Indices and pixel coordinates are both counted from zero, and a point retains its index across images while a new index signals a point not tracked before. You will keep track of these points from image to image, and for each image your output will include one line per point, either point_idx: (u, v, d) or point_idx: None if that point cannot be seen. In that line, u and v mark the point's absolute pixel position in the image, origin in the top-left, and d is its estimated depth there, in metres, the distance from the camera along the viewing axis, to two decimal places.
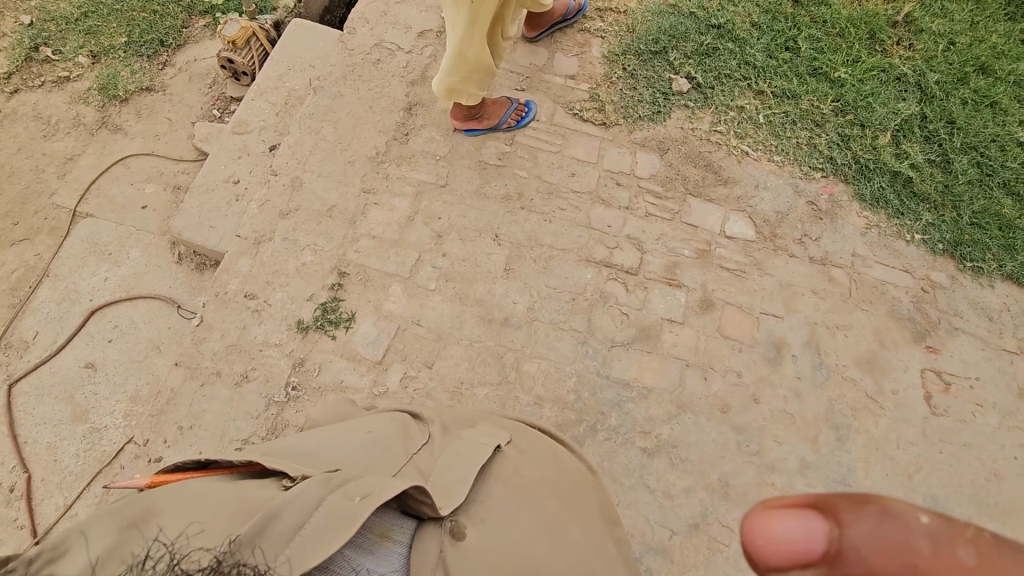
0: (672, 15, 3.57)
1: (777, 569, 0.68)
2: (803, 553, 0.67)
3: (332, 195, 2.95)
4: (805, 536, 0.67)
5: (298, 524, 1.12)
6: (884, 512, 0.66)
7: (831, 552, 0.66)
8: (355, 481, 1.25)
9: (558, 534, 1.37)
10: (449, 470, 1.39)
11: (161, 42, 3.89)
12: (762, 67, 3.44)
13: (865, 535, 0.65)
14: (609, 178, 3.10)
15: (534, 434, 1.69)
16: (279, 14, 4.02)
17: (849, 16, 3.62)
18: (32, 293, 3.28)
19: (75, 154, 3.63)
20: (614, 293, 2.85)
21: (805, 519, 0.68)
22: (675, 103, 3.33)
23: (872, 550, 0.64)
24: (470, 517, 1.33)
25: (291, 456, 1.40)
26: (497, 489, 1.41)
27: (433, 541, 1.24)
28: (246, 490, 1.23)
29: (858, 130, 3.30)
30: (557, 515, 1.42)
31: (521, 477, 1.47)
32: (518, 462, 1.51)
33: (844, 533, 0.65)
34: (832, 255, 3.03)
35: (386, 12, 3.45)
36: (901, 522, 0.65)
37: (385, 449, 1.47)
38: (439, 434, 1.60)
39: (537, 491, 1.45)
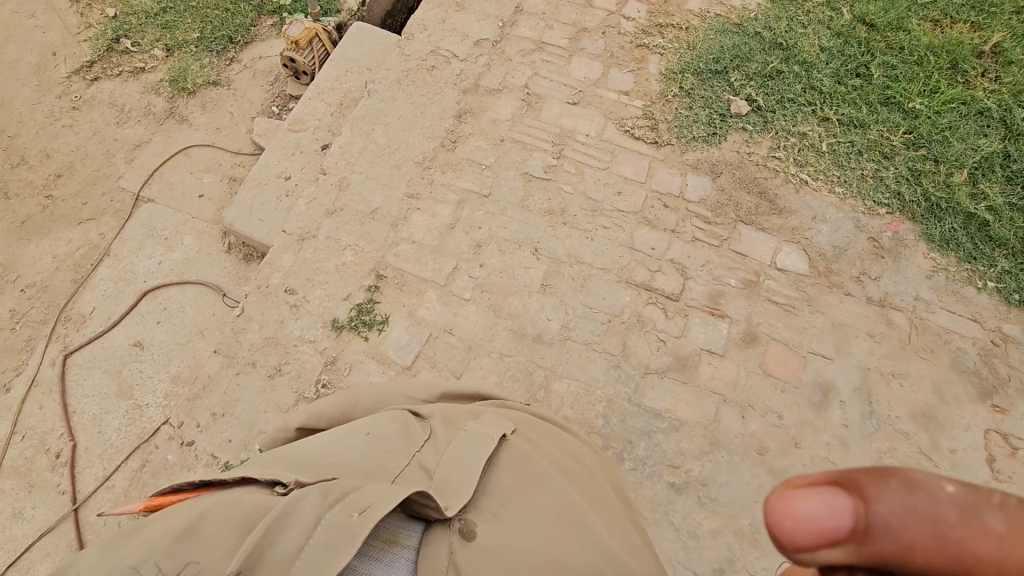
0: (738, 34, 3.41)
1: (802, 550, 0.65)
2: (826, 532, 0.63)
3: (377, 198, 2.97)
4: (826, 514, 0.63)
5: (301, 547, 1.14)
6: (908, 482, 0.61)
7: (857, 529, 0.62)
8: (354, 493, 1.25)
9: (580, 519, 1.40)
10: (455, 466, 1.41)
11: (230, 39, 4.07)
12: (829, 93, 3.26)
13: (893, 510, 0.60)
14: (656, 200, 3.00)
15: (537, 424, 1.75)
16: (343, 16, 4.25)
17: (929, 43, 3.41)
18: (93, 271, 3.46)
19: (142, 141, 3.79)
20: (652, 318, 2.75)
21: (825, 496, 0.64)
22: (732, 126, 3.19)
23: (899, 524, 0.60)
24: (480, 514, 1.35)
25: (291, 463, 1.40)
26: (507, 480, 1.44)
27: (444, 543, 1.26)
28: (239, 499, 1.24)
29: (930, 167, 3.11)
30: (574, 500, 1.45)
31: (533, 466, 1.49)
32: (526, 449, 1.53)
33: (867, 507, 0.61)
34: (892, 297, 2.85)
35: (444, 19, 3.39)
36: (928, 492, 0.60)
37: (390, 447, 1.49)
38: (441, 426, 1.57)
39: (549, 479, 1.47)
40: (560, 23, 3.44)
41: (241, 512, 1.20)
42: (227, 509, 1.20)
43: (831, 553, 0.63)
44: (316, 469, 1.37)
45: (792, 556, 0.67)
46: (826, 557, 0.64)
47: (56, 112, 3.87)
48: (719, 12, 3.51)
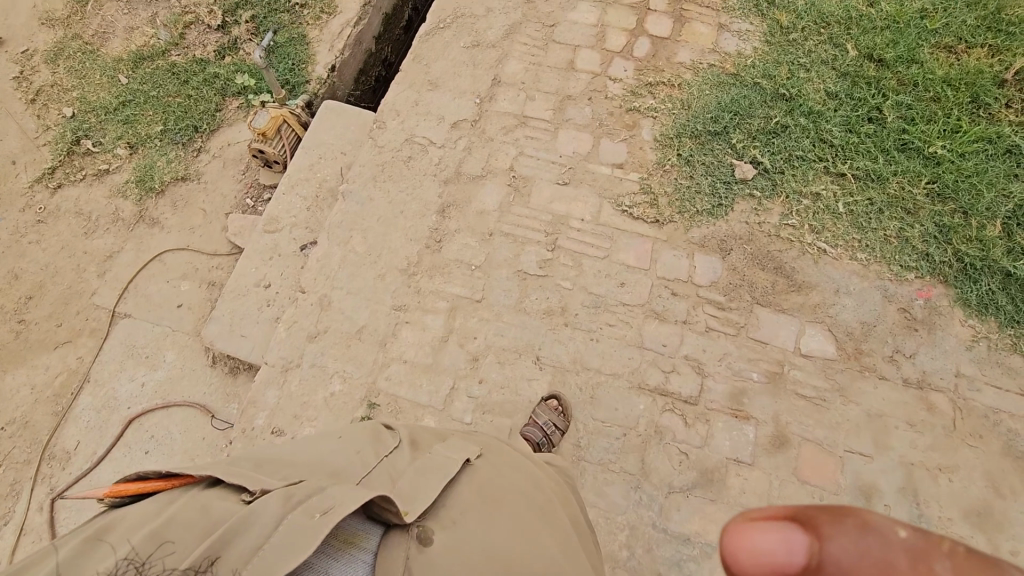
0: (735, 87, 3.14)
1: None
2: (775, 573, 0.61)
3: (362, 314, 2.75)
4: (779, 551, 0.62)
5: (263, 540, 1.33)
6: (861, 524, 0.61)
7: (806, 571, 0.61)
8: (316, 498, 1.48)
9: (524, 532, 1.75)
10: (418, 483, 1.75)
11: (195, 127, 3.84)
12: (841, 144, 3.00)
13: (844, 552, 0.60)
14: (663, 288, 2.76)
15: (499, 448, 2.10)
16: (313, 86, 4.16)
17: (944, 75, 3.13)
18: (74, 401, 3.28)
19: (113, 251, 3.59)
20: (670, 428, 2.53)
21: (762, 540, 0.63)
22: (739, 193, 2.93)
23: (850, 569, 0.60)
24: (437, 522, 1.68)
25: (256, 463, 1.67)
26: (465, 495, 1.80)
27: (402, 549, 1.58)
28: (213, 500, 1.43)
29: (959, 220, 2.84)
30: (521, 517, 1.79)
31: (487, 485, 1.86)
32: (484, 473, 1.91)
33: (819, 546, 0.61)
34: (931, 375, 2.61)
35: (418, 100, 3.15)
36: (879, 536, 0.60)
37: (354, 451, 1.85)
38: (410, 449, 1.93)
39: (502, 496, 1.85)
40: (541, 92, 3.18)
41: (203, 522, 1.34)
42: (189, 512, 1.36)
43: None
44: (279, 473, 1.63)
45: None
46: None
47: (22, 227, 3.68)
48: (713, 61, 3.23)
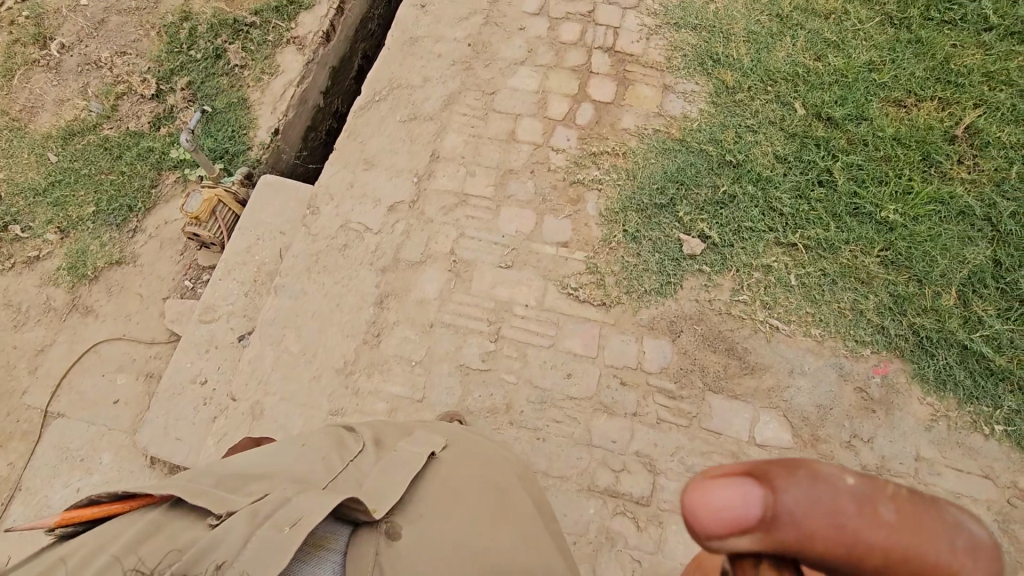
0: (681, 155, 3.04)
1: (718, 537, 0.80)
2: (743, 519, 0.78)
3: (296, 421, 2.60)
4: (745, 500, 0.79)
5: (230, 559, 1.23)
6: (813, 475, 0.81)
7: (768, 516, 0.78)
8: (283, 510, 1.35)
9: (495, 529, 1.66)
10: (384, 479, 1.64)
11: (130, 207, 3.69)
12: (791, 212, 2.90)
13: (798, 500, 0.78)
14: (611, 377, 2.65)
15: (461, 442, 2.01)
16: (256, 153, 4.03)
17: (894, 134, 3.05)
18: (4, 511, 3.09)
19: (45, 344, 3.43)
20: (622, 533, 2.41)
21: (743, 489, 0.80)
22: (688, 269, 2.82)
23: (804, 512, 0.78)
24: (405, 517, 1.57)
25: (219, 477, 1.53)
26: (430, 489, 1.70)
27: (371, 544, 1.45)
28: (173, 529, 1.32)
29: (914, 289, 2.76)
30: (490, 510, 1.71)
31: (454, 478, 1.77)
32: (451, 464, 1.82)
33: (780, 496, 0.79)
34: (890, 460, 2.52)
35: (353, 182, 3.02)
36: (828, 486, 0.80)
37: (321, 457, 1.71)
38: (372, 447, 1.82)
39: (466, 489, 1.75)
40: (482, 167, 3.06)
41: (167, 551, 1.25)
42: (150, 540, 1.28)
43: (743, 540, 0.78)
44: (244, 486, 1.51)
45: (710, 542, 0.82)
46: (738, 542, 0.79)
47: None
48: (658, 126, 3.12)
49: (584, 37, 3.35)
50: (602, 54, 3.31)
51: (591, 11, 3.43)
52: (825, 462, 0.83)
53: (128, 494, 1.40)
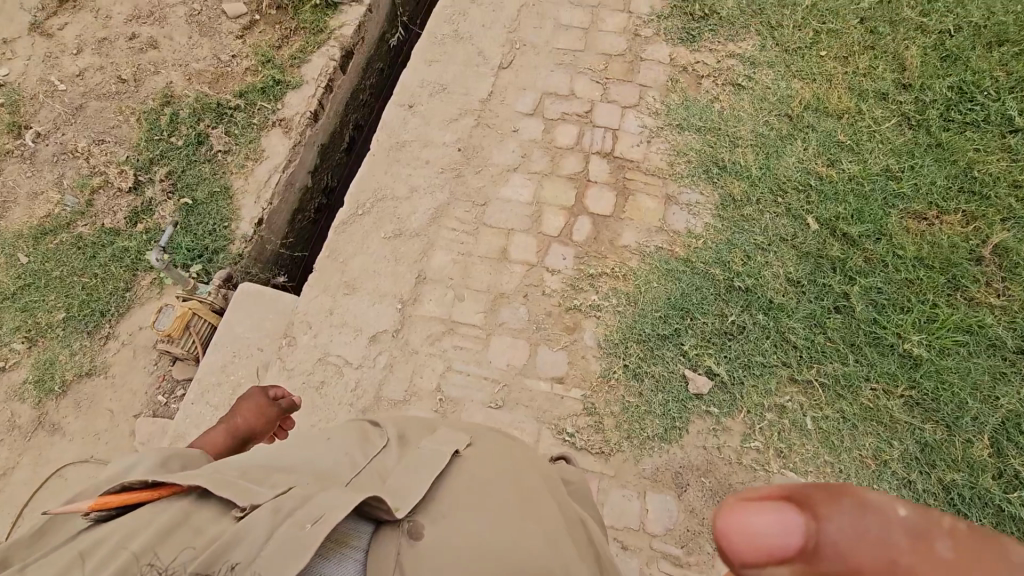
0: (685, 277, 2.81)
1: (760, 563, 0.92)
2: (780, 547, 0.89)
3: None
4: (784, 529, 0.89)
5: (254, 555, 1.21)
6: (859, 507, 0.87)
7: (811, 543, 0.88)
8: (307, 507, 1.33)
9: (526, 521, 1.55)
10: (405, 477, 1.58)
11: (102, 312, 3.50)
12: (806, 345, 2.67)
13: (838, 530, 0.86)
14: (611, 539, 2.42)
15: (486, 437, 1.91)
16: (239, 246, 3.84)
17: (915, 252, 2.82)
18: None
19: (9, 466, 3.23)
20: None
21: (783, 515, 0.90)
22: (694, 412, 2.59)
23: (845, 541, 0.86)
24: (428, 516, 1.49)
25: (243, 469, 1.49)
26: (453, 486, 1.60)
27: (392, 546, 1.37)
28: (199, 521, 1.28)
29: (943, 436, 2.52)
30: (520, 502, 1.60)
31: (480, 471, 1.68)
32: (476, 459, 1.73)
33: (822, 526, 0.87)
34: None
35: (333, 308, 2.82)
36: (876, 516, 0.85)
37: (343, 453, 1.69)
38: (395, 443, 1.77)
39: (494, 486, 1.64)
40: (471, 290, 2.85)
41: (194, 543, 1.22)
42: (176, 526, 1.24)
43: (782, 566, 0.90)
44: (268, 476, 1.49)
45: (752, 565, 0.93)
46: (780, 567, 0.90)
47: None
48: (660, 242, 2.91)
49: (582, 141, 3.15)
50: (600, 161, 3.10)
51: (589, 111, 3.23)
52: (874, 491, 0.88)
53: (158, 481, 1.36)
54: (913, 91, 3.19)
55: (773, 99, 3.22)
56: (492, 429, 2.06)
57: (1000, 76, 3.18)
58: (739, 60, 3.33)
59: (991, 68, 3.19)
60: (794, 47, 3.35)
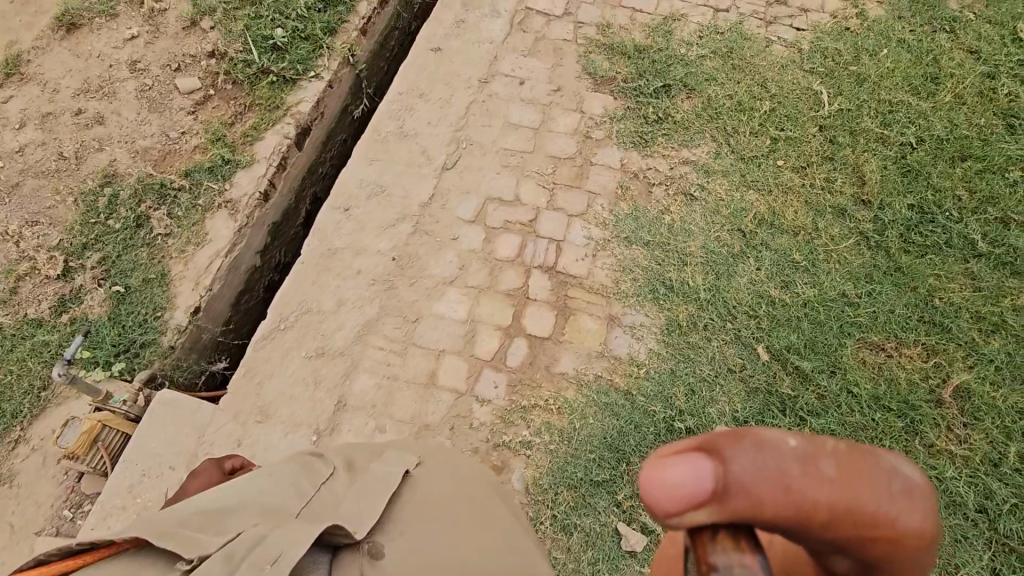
0: (625, 412, 2.61)
1: (675, 515, 0.91)
2: (694, 494, 0.90)
3: None
4: (695, 476, 0.91)
5: None
6: (757, 443, 0.93)
7: (719, 487, 0.90)
8: (262, 547, 1.46)
9: (468, 535, 1.80)
10: (359, 500, 1.77)
11: (13, 413, 3.28)
12: None
13: (743, 469, 0.90)
14: None
15: (432, 461, 2.13)
16: (171, 338, 3.62)
17: (870, 392, 2.65)
18: None
19: None
20: None
21: (693, 465, 0.92)
22: (626, 573, 2.37)
23: (750, 477, 0.90)
24: (384, 535, 1.70)
25: (182, 517, 1.60)
26: (404, 509, 1.81)
27: (356, 565, 1.59)
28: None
29: None
30: (463, 521, 1.85)
31: (426, 493, 1.91)
32: (422, 481, 1.96)
33: (727, 468, 0.91)
34: None
35: (242, 438, 2.62)
36: (771, 451, 0.92)
37: (291, 484, 1.82)
38: (342, 471, 1.95)
39: (445, 506, 1.88)
40: (394, 419, 2.66)
41: None
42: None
43: (699, 514, 0.89)
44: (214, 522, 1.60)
45: (668, 520, 0.92)
46: (695, 517, 0.89)
47: None
48: (600, 370, 2.71)
49: (523, 254, 2.98)
50: (541, 276, 2.93)
51: (533, 220, 3.07)
52: (767, 429, 0.95)
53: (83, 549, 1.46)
54: (872, 208, 3.05)
55: (726, 212, 3.06)
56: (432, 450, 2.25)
57: (962, 194, 3.05)
58: (693, 168, 3.20)
59: (953, 186, 3.07)
60: (750, 156, 3.22)
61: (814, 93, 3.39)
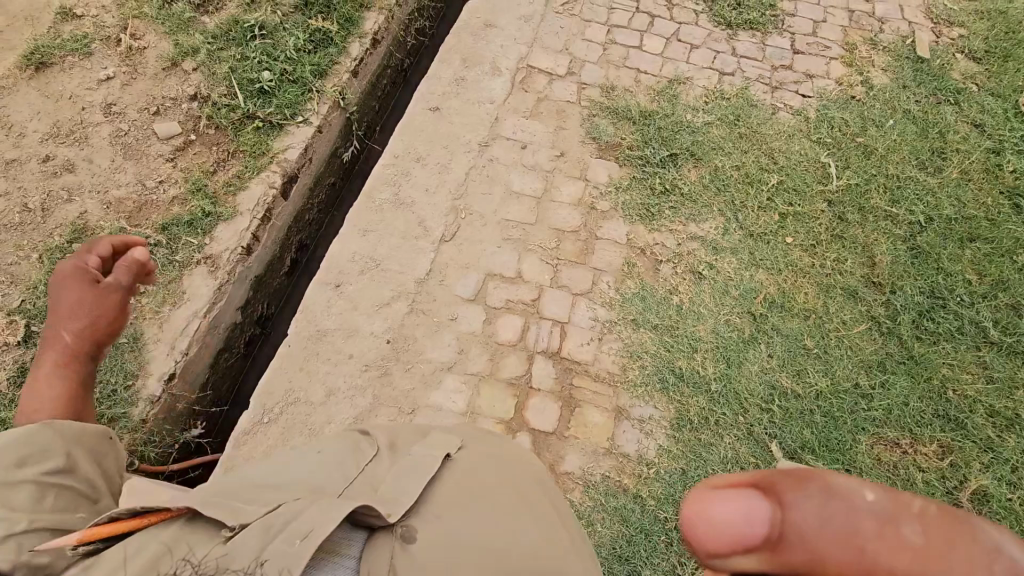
0: (635, 518, 2.46)
1: (723, 553, 1.11)
2: (746, 537, 1.09)
3: None
4: (749, 522, 1.09)
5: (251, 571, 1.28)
6: (825, 497, 1.08)
7: (771, 534, 1.08)
8: (296, 520, 1.38)
9: (512, 527, 1.57)
10: (393, 485, 1.60)
11: None
12: None
13: (800, 518, 1.07)
14: None
15: (480, 442, 1.93)
16: (143, 409, 3.22)
17: None
18: None
19: None
20: None
21: (752, 505, 1.11)
22: None
23: (808, 529, 1.06)
24: (421, 519, 1.51)
25: (232, 489, 1.58)
26: (442, 490, 1.63)
27: (386, 548, 1.40)
28: (189, 544, 1.39)
29: None
30: (508, 510, 1.63)
31: (467, 475, 1.71)
32: (464, 464, 1.76)
33: (784, 517, 1.08)
34: None
35: None
36: (837, 505, 1.07)
37: (337, 466, 1.72)
38: (385, 450, 1.80)
39: (487, 493, 1.66)
40: None
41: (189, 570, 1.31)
42: (172, 549, 1.37)
43: (749, 555, 1.09)
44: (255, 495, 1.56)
45: (720, 555, 1.12)
46: (742, 557, 1.10)
47: None
48: (607, 470, 2.56)
49: (525, 338, 2.84)
50: (545, 363, 2.78)
51: (536, 299, 2.92)
52: (843, 480, 1.09)
53: (143, 511, 1.48)
54: (883, 291, 2.97)
55: (735, 294, 2.94)
56: (485, 431, 2.06)
57: (972, 278, 2.99)
58: (701, 244, 3.08)
59: (963, 268, 3.01)
60: (760, 232, 3.11)
61: (822, 165, 3.31)
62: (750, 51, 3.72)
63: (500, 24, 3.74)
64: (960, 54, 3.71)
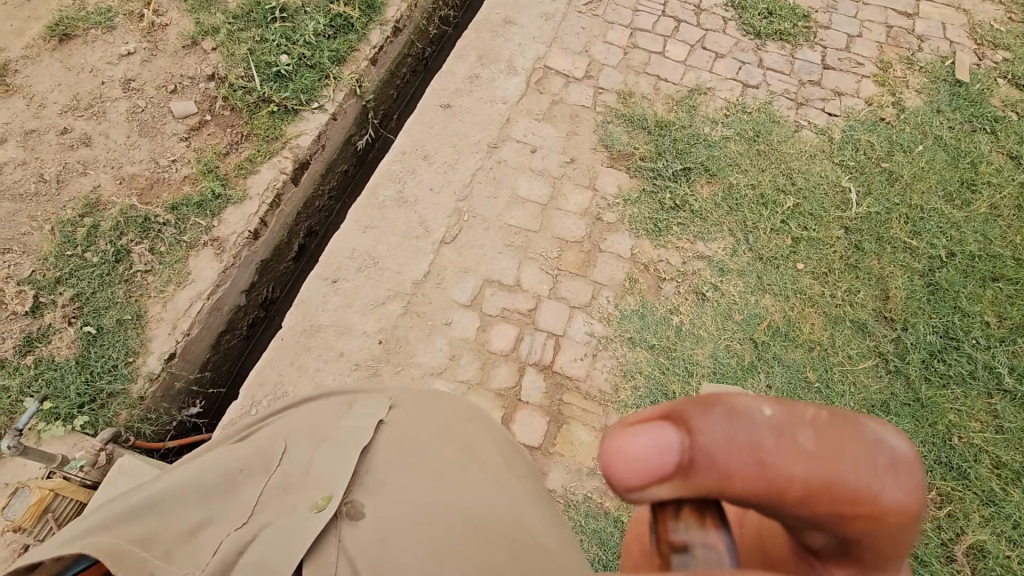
0: (613, 543, 2.43)
1: (637, 488, 0.84)
2: (658, 468, 0.82)
3: None
4: (660, 450, 0.82)
5: None
6: (728, 413, 0.82)
7: (684, 462, 0.82)
8: None
9: (456, 475, 1.71)
10: (329, 463, 1.65)
11: None
12: None
13: (712, 439, 0.81)
14: None
15: (410, 401, 1.99)
16: (142, 385, 3.18)
17: None
18: None
19: None
20: None
21: (660, 433, 0.83)
22: None
23: (719, 450, 0.80)
24: (365, 492, 1.62)
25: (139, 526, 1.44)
26: (382, 456, 1.72)
27: (333, 533, 1.50)
28: None
29: None
30: (453, 460, 1.76)
31: (405, 436, 1.79)
32: (399, 427, 1.83)
33: (695, 440, 0.81)
34: None
35: None
36: (744, 422, 0.81)
37: (259, 458, 1.69)
38: (314, 427, 1.82)
39: (427, 448, 1.77)
40: None
41: None
42: None
43: (663, 488, 0.83)
44: (162, 536, 1.42)
45: (630, 493, 0.86)
46: (657, 489, 0.83)
47: None
48: (590, 490, 2.52)
49: (518, 348, 2.80)
50: (535, 375, 2.75)
51: (533, 309, 2.88)
52: (743, 396, 0.84)
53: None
54: (894, 327, 2.86)
55: (738, 318, 2.86)
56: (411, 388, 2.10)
57: (992, 320, 2.85)
58: (707, 264, 2.99)
59: (983, 309, 2.88)
60: (770, 256, 3.01)
61: (842, 189, 3.18)
62: (777, 63, 3.58)
63: (520, 21, 3.65)
64: (1002, 78, 3.52)
